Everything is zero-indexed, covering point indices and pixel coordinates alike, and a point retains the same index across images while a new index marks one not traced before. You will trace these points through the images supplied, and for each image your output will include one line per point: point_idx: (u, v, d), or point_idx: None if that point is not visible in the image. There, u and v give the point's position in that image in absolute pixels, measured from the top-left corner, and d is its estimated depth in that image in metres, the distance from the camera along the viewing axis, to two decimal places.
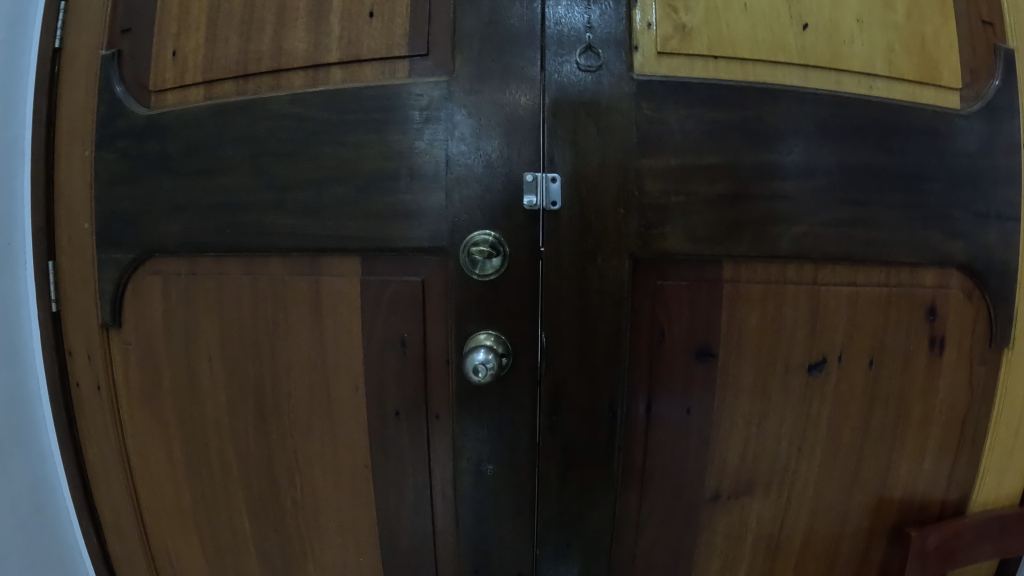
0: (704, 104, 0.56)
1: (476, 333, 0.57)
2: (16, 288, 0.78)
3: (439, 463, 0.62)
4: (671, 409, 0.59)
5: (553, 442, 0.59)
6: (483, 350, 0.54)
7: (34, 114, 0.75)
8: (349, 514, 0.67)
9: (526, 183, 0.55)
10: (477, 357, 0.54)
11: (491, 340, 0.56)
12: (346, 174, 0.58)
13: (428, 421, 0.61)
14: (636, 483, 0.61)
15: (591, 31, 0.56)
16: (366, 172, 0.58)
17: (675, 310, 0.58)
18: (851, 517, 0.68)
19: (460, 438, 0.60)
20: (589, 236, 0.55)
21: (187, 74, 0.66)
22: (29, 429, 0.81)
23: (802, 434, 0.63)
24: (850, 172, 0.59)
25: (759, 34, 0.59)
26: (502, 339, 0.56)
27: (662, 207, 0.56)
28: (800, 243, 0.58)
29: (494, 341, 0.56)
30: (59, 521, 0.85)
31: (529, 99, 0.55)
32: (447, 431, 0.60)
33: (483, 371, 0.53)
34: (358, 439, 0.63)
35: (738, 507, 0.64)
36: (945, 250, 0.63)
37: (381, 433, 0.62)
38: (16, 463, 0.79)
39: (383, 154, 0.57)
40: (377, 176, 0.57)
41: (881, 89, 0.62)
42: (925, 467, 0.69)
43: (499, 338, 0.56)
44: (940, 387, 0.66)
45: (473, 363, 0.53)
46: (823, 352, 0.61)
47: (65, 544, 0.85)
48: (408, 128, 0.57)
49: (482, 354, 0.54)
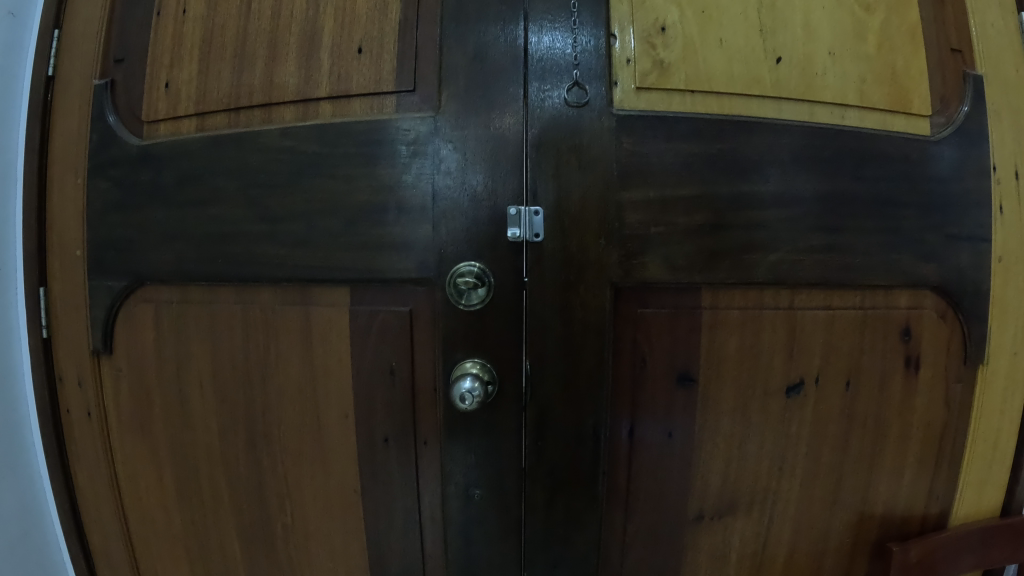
0: (683, 137, 0.58)
1: (462, 361, 0.58)
2: (8, 312, 0.79)
3: (427, 487, 0.63)
4: (653, 432, 0.61)
5: (539, 467, 0.60)
6: (469, 378, 0.56)
7: (27, 141, 0.76)
8: (340, 538, 0.67)
9: (509, 217, 0.56)
10: (464, 386, 0.55)
11: (476, 368, 0.57)
12: (336, 207, 0.60)
13: (416, 447, 0.62)
14: (621, 506, 0.63)
15: (578, 69, 0.58)
16: (355, 204, 0.59)
17: (655, 337, 0.59)
18: (834, 534, 0.70)
19: (448, 464, 0.61)
20: (571, 266, 0.57)
21: (179, 105, 0.67)
22: (19, 453, 0.81)
23: (782, 453, 0.65)
24: (824, 200, 0.62)
25: (735, 69, 0.62)
26: (487, 366, 0.58)
27: (642, 238, 0.57)
28: (776, 270, 0.60)
29: (480, 369, 0.57)
30: (47, 544, 0.85)
31: (514, 134, 0.57)
32: (435, 455, 0.62)
33: (470, 399, 0.54)
34: (347, 464, 0.64)
35: (722, 526, 0.65)
36: (918, 273, 0.65)
37: (370, 458, 0.63)
38: (6, 488, 0.79)
39: (372, 188, 0.59)
40: (366, 209, 0.59)
41: (853, 118, 0.65)
42: (905, 483, 0.71)
43: (485, 365, 0.58)
44: (916, 404, 0.68)
45: (460, 391, 0.54)
46: (801, 375, 0.63)
47: (53, 568, 0.86)
48: (396, 163, 0.58)
49: (468, 382, 0.55)
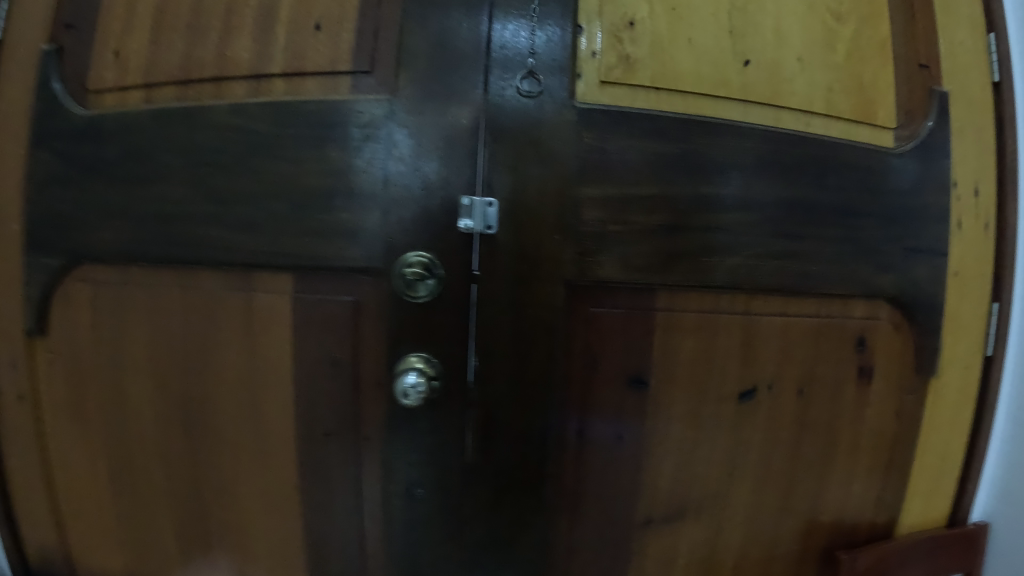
0: (646, 134, 0.57)
1: (407, 355, 0.56)
2: None
3: (369, 484, 0.61)
4: (603, 434, 0.60)
5: (484, 468, 0.58)
6: (412, 373, 0.54)
7: None
8: (279, 534, 0.65)
9: (462, 207, 0.54)
10: (408, 381, 0.53)
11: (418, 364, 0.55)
12: (283, 190, 0.57)
13: (358, 442, 0.60)
14: (568, 509, 0.61)
15: (534, 58, 0.57)
16: (303, 188, 0.57)
17: (607, 338, 0.58)
18: (783, 541, 0.70)
19: (391, 460, 0.59)
20: (524, 261, 0.55)
21: (128, 75, 0.64)
22: None
23: (733, 460, 0.64)
24: (784, 207, 0.61)
25: (703, 69, 0.60)
26: (433, 361, 0.56)
27: (599, 235, 0.56)
28: (734, 274, 0.59)
29: (425, 364, 0.55)
30: None
31: (473, 123, 0.55)
32: (378, 451, 0.59)
33: (413, 395, 0.53)
34: (288, 458, 0.62)
35: (671, 531, 0.65)
36: (875, 283, 0.65)
37: (311, 453, 0.61)
38: None
39: (322, 172, 0.56)
40: (314, 193, 0.57)
41: (818, 126, 0.64)
42: (854, 492, 0.71)
43: (430, 360, 0.56)
44: (868, 414, 0.69)
45: (403, 387, 0.53)
46: (754, 381, 0.63)
47: None
48: (348, 147, 0.56)
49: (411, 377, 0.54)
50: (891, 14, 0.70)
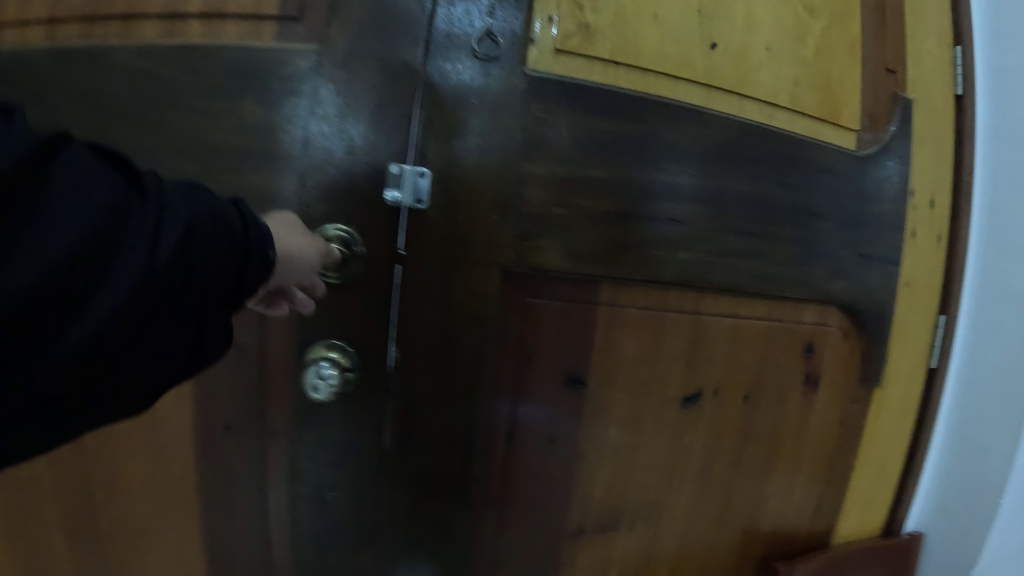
0: (599, 112, 0.52)
1: (319, 343, 0.50)
2: None
3: (272, 482, 0.54)
4: (534, 436, 0.55)
5: (403, 468, 0.53)
6: (324, 364, 0.48)
7: None
8: (173, 533, 0.58)
9: (390, 175, 0.48)
10: (320, 371, 0.47)
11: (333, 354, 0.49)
12: (189, 146, 0.50)
13: (264, 438, 0.53)
14: (494, 516, 0.56)
15: (491, 17, 0.50)
16: (212, 145, 0.50)
17: (544, 332, 0.53)
18: (719, 551, 0.67)
19: (300, 459, 0.53)
20: (456, 242, 0.50)
21: (29, 10, 0.53)
22: None
23: (673, 467, 0.60)
24: (741, 201, 0.57)
25: (666, 48, 0.55)
26: (348, 351, 0.50)
27: (541, 219, 0.51)
28: (685, 269, 0.55)
29: (338, 353, 0.49)
30: None
31: (410, 84, 0.49)
32: (283, 445, 0.53)
33: (324, 388, 0.47)
34: (185, 452, 0.55)
35: (604, 541, 0.61)
36: (828, 289, 0.62)
37: (210, 448, 0.54)
38: None
39: (235, 129, 0.50)
40: (224, 151, 0.50)
41: (782, 121, 0.60)
42: (794, 502, 0.68)
43: (345, 349, 0.50)
44: (812, 424, 0.66)
45: (313, 380, 0.47)
46: (699, 385, 0.59)
47: None
48: (266, 102, 0.49)
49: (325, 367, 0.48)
50: (864, 12, 0.67)
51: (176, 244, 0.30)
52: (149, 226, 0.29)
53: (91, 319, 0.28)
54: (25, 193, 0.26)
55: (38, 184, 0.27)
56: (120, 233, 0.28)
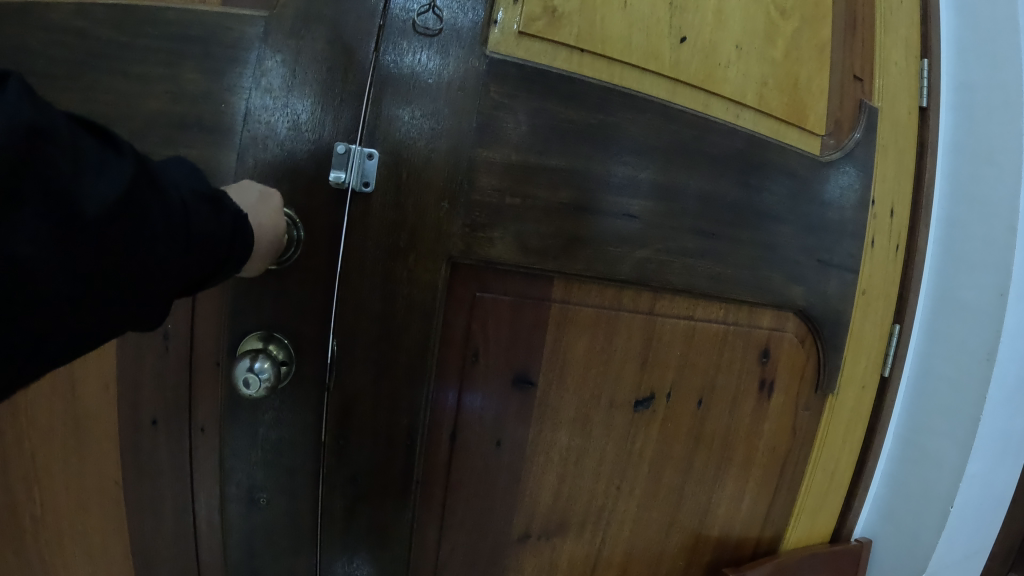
0: (560, 99, 0.50)
1: (251, 336, 0.47)
2: None
3: (196, 482, 0.50)
4: (479, 436, 0.52)
5: (338, 468, 0.50)
6: (257, 356, 0.43)
7: None
8: (92, 528, 0.54)
9: (336, 155, 0.45)
10: (252, 364, 0.43)
11: (272, 347, 0.46)
12: (120, 116, 0.45)
13: (191, 434, 0.49)
14: (435, 518, 0.53)
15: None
16: (145, 115, 0.45)
17: (493, 328, 0.51)
18: (667, 557, 0.65)
19: (229, 458, 0.49)
20: (403, 229, 0.47)
21: None
22: None
23: (623, 471, 0.59)
24: (702, 200, 0.56)
25: (634, 37, 0.53)
26: (284, 345, 0.47)
27: (494, 208, 0.48)
28: (642, 268, 0.54)
29: (273, 347, 0.46)
30: None
31: (361, 60, 0.46)
32: (211, 442, 0.49)
33: (256, 383, 0.43)
34: (107, 444, 0.51)
35: (549, 547, 0.58)
36: (786, 294, 0.61)
37: (134, 442, 0.50)
38: None
39: (167, 96, 0.45)
40: (158, 123, 0.45)
41: (747, 120, 0.59)
42: (744, 507, 0.67)
43: (281, 343, 0.47)
44: (765, 430, 0.65)
45: (244, 373, 0.42)
46: (652, 388, 0.57)
47: None
48: (206, 70, 0.45)
49: (261, 359, 0.43)
50: (836, 17, 0.66)
51: (140, 168, 0.29)
52: (147, 209, 0.28)
53: (96, 218, 0.26)
54: (26, 165, 0.24)
55: (43, 151, 0.25)
56: (125, 214, 0.27)
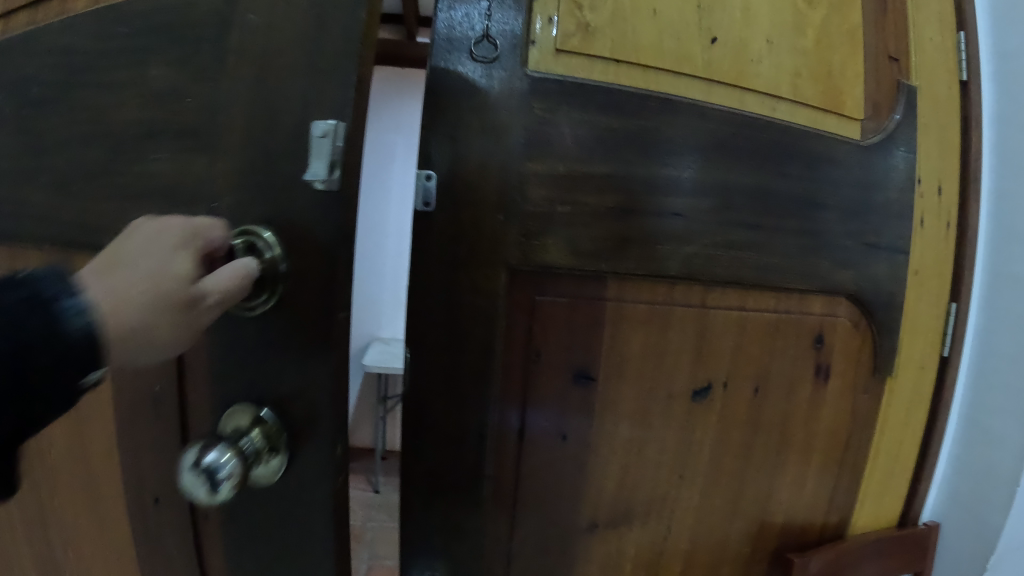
0: (600, 108, 0.53)
1: (248, 415, 0.45)
2: None
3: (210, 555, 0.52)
4: (545, 431, 0.55)
5: (415, 468, 0.53)
6: (222, 448, 0.40)
7: None
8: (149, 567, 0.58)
9: (312, 146, 0.42)
10: (218, 457, 0.39)
11: (256, 432, 0.44)
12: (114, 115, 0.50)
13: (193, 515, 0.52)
14: (507, 508, 0.56)
15: (491, 22, 0.52)
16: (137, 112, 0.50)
17: (552, 330, 0.53)
18: (732, 543, 0.67)
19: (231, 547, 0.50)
20: (463, 240, 0.50)
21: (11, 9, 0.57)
22: None
23: (683, 460, 0.61)
24: (744, 194, 0.58)
25: (665, 43, 0.56)
26: (270, 433, 0.44)
27: (545, 217, 0.51)
28: (690, 264, 0.56)
29: (257, 435, 0.43)
30: None
31: (335, 39, 0.43)
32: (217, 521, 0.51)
33: (217, 482, 0.39)
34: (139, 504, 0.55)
35: (616, 535, 0.60)
36: (836, 279, 0.62)
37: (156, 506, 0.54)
38: None
39: (142, 97, 0.49)
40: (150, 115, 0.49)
41: (784, 112, 0.60)
42: (806, 491, 0.68)
43: (268, 430, 0.44)
44: (824, 414, 0.66)
45: (203, 469, 0.38)
46: (708, 378, 0.59)
47: None
48: (175, 61, 0.48)
49: (224, 453, 0.40)
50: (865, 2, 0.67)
51: None
52: None
53: None
54: None
55: None
56: None
